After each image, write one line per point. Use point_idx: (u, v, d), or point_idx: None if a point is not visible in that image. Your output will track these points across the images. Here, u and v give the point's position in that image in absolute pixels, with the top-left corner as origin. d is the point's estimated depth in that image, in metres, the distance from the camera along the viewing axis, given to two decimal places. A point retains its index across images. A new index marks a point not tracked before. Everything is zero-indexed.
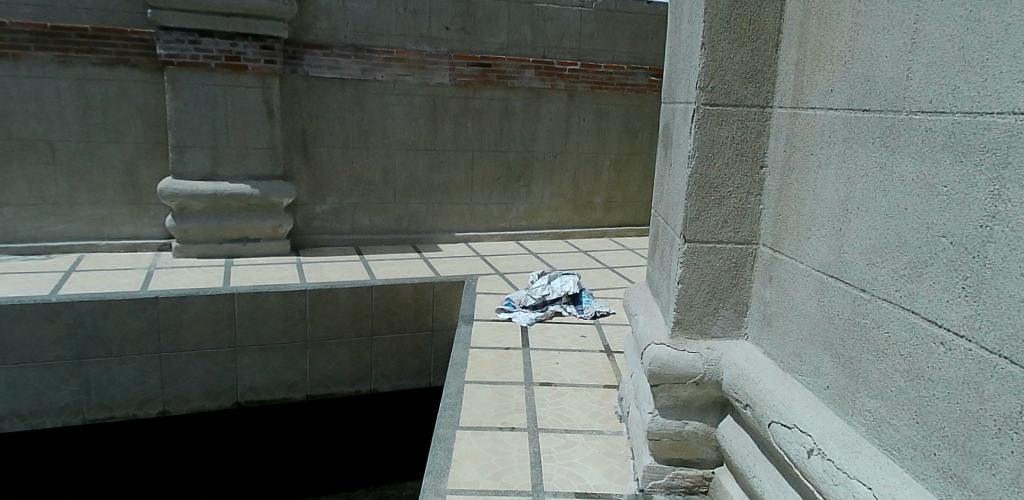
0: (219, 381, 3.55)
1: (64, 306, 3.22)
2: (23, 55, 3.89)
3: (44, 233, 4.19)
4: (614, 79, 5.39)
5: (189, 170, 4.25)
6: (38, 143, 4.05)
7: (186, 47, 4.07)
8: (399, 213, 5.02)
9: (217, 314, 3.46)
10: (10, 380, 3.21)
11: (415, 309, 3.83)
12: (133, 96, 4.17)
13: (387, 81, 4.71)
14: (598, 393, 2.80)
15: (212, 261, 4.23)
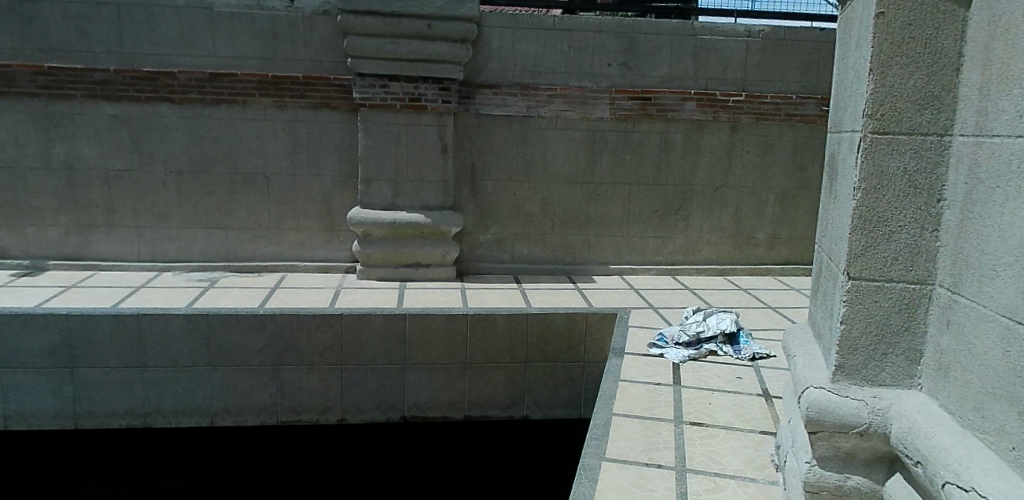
0: (389, 395, 3.78)
1: (269, 318, 3.63)
2: (250, 100, 4.60)
3: (256, 254, 4.86)
4: (781, 109, 5.13)
5: (374, 201, 4.77)
6: (258, 176, 4.74)
7: (377, 90, 4.61)
8: (556, 244, 5.17)
9: (391, 334, 3.72)
10: (225, 380, 3.64)
11: (568, 339, 3.88)
12: (332, 136, 4.75)
13: (550, 116, 4.95)
14: (753, 438, 2.66)
15: (387, 284, 4.67)
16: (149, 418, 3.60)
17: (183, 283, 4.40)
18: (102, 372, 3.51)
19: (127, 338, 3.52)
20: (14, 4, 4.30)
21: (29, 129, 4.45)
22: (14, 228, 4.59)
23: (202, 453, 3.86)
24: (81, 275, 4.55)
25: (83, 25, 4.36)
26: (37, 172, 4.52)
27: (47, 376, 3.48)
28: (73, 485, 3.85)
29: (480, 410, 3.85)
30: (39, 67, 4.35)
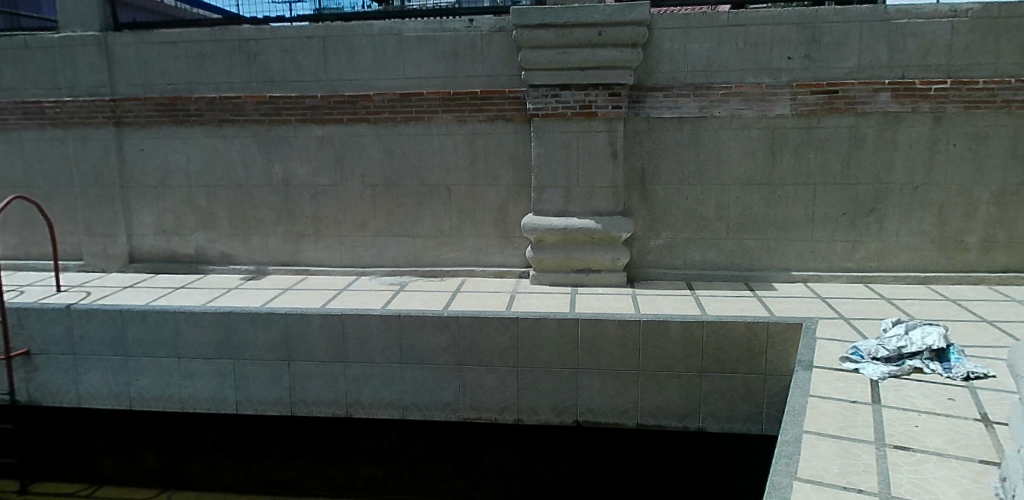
0: (563, 398, 3.84)
1: (452, 318, 3.87)
2: (434, 117, 4.92)
3: (439, 260, 5.17)
4: (996, 95, 4.51)
5: (546, 208, 4.88)
6: (441, 188, 5.04)
7: (549, 100, 4.72)
8: (731, 249, 4.91)
9: (564, 338, 3.80)
10: (415, 376, 3.93)
11: (748, 349, 3.69)
12: (507, 146, 4.92)
13: (725, 116, 4.72)
14: (971, 468, 2.36)
15: (560, 289, 4.74)
16: (351, 408, 3.99)
17: (379, 287, 4.82)
18: (315, 364, 3.98)
19: (336, 335, 3.94)
20: (244, 44, 5.01)
21: (254, 152, 5.14)
22: (242, 237, 5.28)
23: (395, 445, 4.13)
24: (296, 277, 5.16)
25: (298, 59, 4.97)
26: (261, 188, 5.19)
27: (270, 366, 4.01)
28: (288, 465, 4.26)
29: (653, 419, 3.78)
30: (263, 97, 5.04)
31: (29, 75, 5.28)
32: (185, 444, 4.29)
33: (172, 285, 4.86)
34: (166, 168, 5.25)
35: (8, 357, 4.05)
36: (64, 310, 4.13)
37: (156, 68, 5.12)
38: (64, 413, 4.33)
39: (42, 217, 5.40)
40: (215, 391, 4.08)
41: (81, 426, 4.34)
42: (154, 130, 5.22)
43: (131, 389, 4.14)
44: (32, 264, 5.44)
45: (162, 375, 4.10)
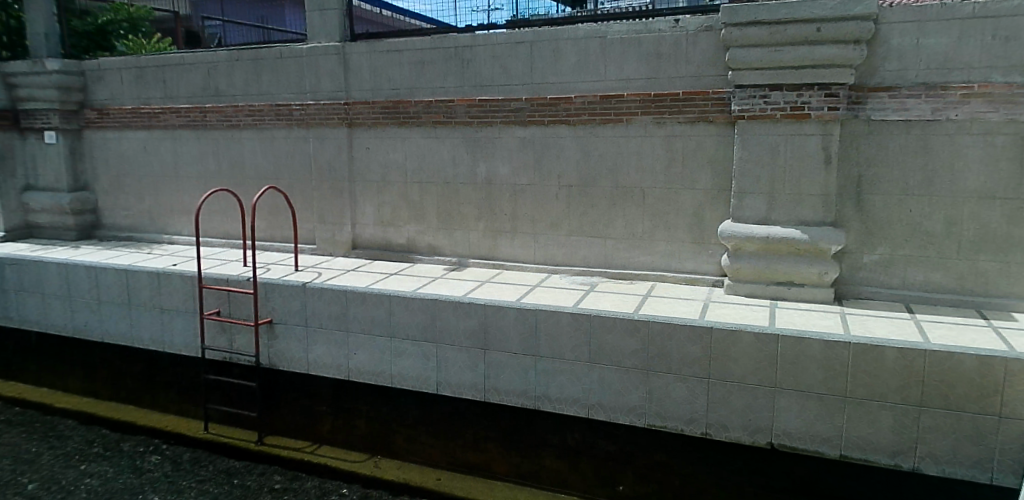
0: (756, 417, 3.64)
1: (642, 323, 3.85)
2: (634, 119, 4.89)
3: (629, 262, 5.10)
4: None
5: (747, 214, 4.58)
6: (635, 191, 4.99)
7: (756, 102, 4.43)
8: (961, 271, 4.27)
9: (762, 354, 3.59)
10: (602, 376, 3.98)
11: (979, 387, 3.22)
12: (707, 149, 4.74)
13: (963, 119, 4.13)
14: None
15: (758, 302, 4.41)
16: (539, 400, 4.15)
17: (569, 285, 4.88)
18: (507, 355, 4.20)
19: (529, 329, 4.12)
20: (459, 50, 5.36)
21: (463, 151, 5.48)
22: (449, 231, 5.65)
23: (579, 443, 4.14)
24: (493, 271, 5.40)
25: (506, 63, 5.23)
26: (467, 186, 5.52)
27: (468, 353, 4.32)
28: (479, 447, 4.43)
29: (860, 452, 3.45)
30: (473, 100, 5.35)
31: (282, 81, 6.06)
32: (391, 417, 4.66)
33: (388, 272, 5.35)
34: (387, 167, 5.79)
35: (257, 323, 4.76)
36: (301, 288, 4.79)
37: (384, 75, 5.66)
38: (294, 376, 4.95)
39: (287, 205, 6.21)
40: (420, 371, 4.48)
41: (307, 390, 4.92)
42: (378, 131, 5.76)
43: (350, 361, 4.69)
44: (275, 245, 6.30)
45: (378, 352, 4.56)
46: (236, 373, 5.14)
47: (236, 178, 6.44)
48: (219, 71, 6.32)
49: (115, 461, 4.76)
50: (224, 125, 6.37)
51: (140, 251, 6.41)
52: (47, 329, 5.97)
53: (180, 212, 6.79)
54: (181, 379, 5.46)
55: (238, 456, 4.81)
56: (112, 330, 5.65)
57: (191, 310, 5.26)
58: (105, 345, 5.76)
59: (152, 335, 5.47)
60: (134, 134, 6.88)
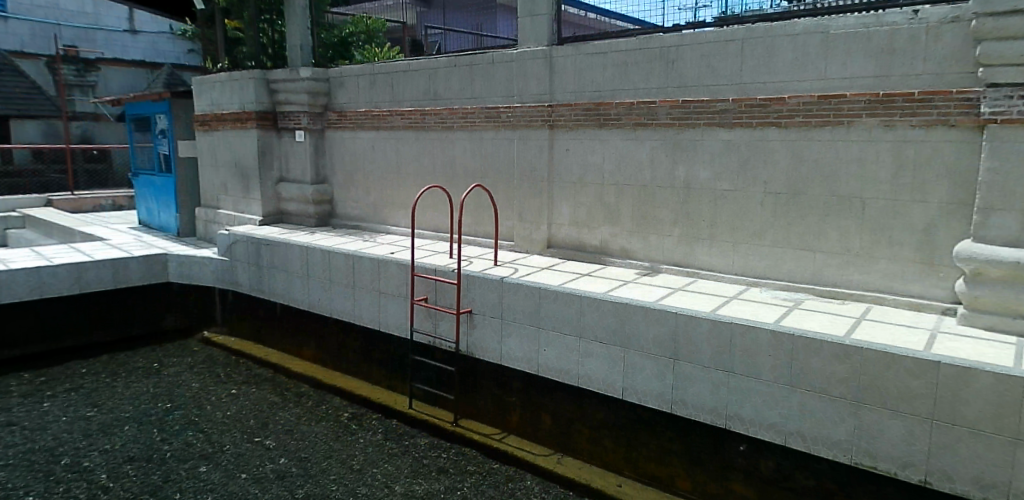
0: (992, 470, 3.19)
1: (855, 349, 3.57)
2: (856, 122, 4.47)
3: (841, 281, 4.68)
4: None
5: (992, 234, 3.93)
6: (853, 201, 4.57)
7: (1016, 102, 3.78)
8: None
9: (1004, 398, 3.14)
10: (804, 402, 3.78)
11: None
12: (947, 157, 4.18)
13: None
14: None
15: (1002, 338, 3.73)
16: (731, 420, 4.09)
17: (768, 300, 4.63)
18: (698, 367, 4.23)
19: (724, 342, 4.08)
20: (665, 50, 5.36)
21: (663, 154, 5.48)
22: (644, 235, 5.70)
23: (775, 473, 3.96)
24: (687, 279, 5.34)
25: (713, 62, 5.11)
26: (665, 189, 5.52)
27: (658, 361, 4.43)
28: (663, 460, 4.53)
29: None
30: (676, 101, 5.32)
31: (492, 86, 6.60)
32: (577, 416, 5.00)
33: (579, 272, 5.68)
34: (586, 167, 6.01)
35: (458, 311, 5.48)
36: (499, 282, 5.36)
37: (589, 78, 5.87)
38: (490, 366, 5.57)
39: (490, 203, 6.85)
40: (607, 375, 4.73)
41: (498, 379, 5.52)
42: (579, 132, 6.00)
43: (544, 355, 5.12)
44: (478, 240, 6.94)
45: (567, 350, 4.95)
46: (437, 357, 5.94)
47: (448, 177, 7.15)
48: (438, 76, 7.02)
49: (340, 426, 5.73)
50: (440, 126, 7.09)
51: (363, 238, 7.45)
52: (291, 301, 7.26)
53: (399, 205, 7.66)
54: (393, 358, 6.38)
55: (440, 434, 5.54)
56: (340, 307, 6.72)
57: (404, 295, 6.11)
58: (336, 319, 6.84)
59: (372, 314, 6.43)
60: (366, 134, 7.85)
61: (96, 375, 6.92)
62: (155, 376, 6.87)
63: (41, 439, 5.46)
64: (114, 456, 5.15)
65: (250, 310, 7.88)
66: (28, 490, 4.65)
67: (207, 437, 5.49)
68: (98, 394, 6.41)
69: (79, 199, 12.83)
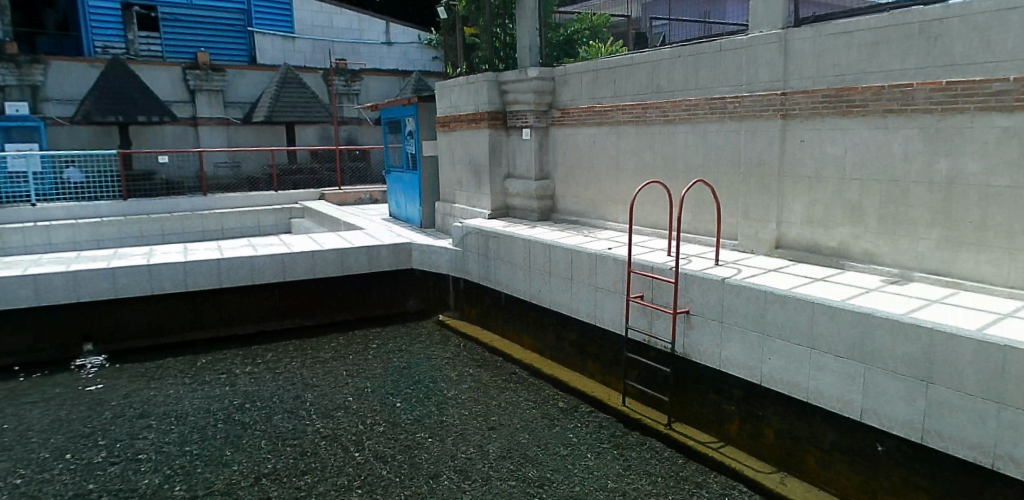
0: None
1: None
2: None
3: None
4: None
5: None
6: None
7: None
8: None
9: None
10: None
11: None
12: None
13: None
14: None
15: None
16: (1002, 460, 3.45)
17: None
18: (959, 395, 3.61)
19: (993, 368, 3.46)
20: (926, 25, 4.63)
21: (919, 144, 4.76)
22: (892, 237, 5.03)
23: None
24: (948, 290, 4.59)
25: (991, 36, 4.32)
26: (921, 185, 4.80)
27: (905, 382, 3.87)
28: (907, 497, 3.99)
29: None
30: (939, 83, 4.59)
31: (719, 74, 6.27)
32: (802, 434, 4.61)
33: (813, 275, 5.15)
34: (824, 160, 5.42)
35: (675, 311, 5.34)
36: (719, 282, 5.11)
37: (829, 60, 5.28)
38: (706, 370, 5.36)
39: (712, 199, 6.53)
40: (842, 392, 4.25)
41: (714, 385, 5.31)
42: (818, 121, 5.42)
43: (765, 366, 4.80)
44: (697, 237, 6.70)
45: (794, 360, 4.56)
46: (652, 356, 5.89)
47: (668, 171, 7.01)
48: (662, 68, 6.88)
49: (554, 415, 6.01)
50: (662, 120, 6.96)
51: (581, 232, 7.63)
52: (513, 291, 7.74)
53: (617, 201, 7.71)
54: (607, 354, 6.49)
55: (651, 433, 5.53)
56: (559, 299, 6.96)
57: (620, 292, 6.13)
58: (554, 311, 7.13)
59: (588, 309, 6.56)
60: (588, 130, 8.01)
61: (355, 346, 8.12)
62: (402, 352, 7.83)
63: (317, 394, 6.57)
64: (369, 415, 6.04)
65: (478, 297, 8.58)
66: (307, 435, 5.65)
67: (440, 411, 6.12)
68: (357, 363, 7.49)
69: (345, 193, 15.10)
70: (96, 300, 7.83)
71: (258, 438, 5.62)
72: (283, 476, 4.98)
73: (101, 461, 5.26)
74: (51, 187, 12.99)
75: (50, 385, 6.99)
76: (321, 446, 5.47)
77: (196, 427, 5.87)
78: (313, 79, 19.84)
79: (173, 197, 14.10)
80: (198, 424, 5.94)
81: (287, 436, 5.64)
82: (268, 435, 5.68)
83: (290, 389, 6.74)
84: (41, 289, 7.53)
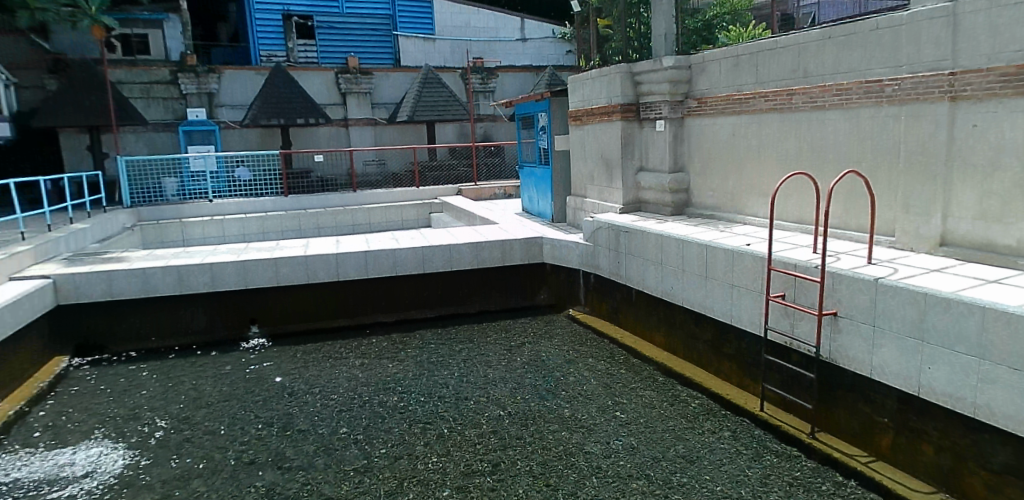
0: None
1: None
2: None
3: None
4: None
5: None
6: None
7: None
8: None
9: None
10: None
11: None
12: None
13: None
14: None
15: None
16: None
17: None
18: None
19: None
20: None
21: None
22: None
23: None
24: None
25: None
26: None
27: None
28: None
29: None
30: None
31: (876, 55, 5.74)
32: (970, 454, 4.15)
33: (987, 277, 4.58)
34: (1003, 147, 4.80)
35: (820, 312, 4.98)
36: (872, 283, 4.70)
37: (1006, 35, 4.68)
38: (855, 378, 4.97)
39: (866, 192, 6.01)
40: (1019, 409, 3.79)
41: (864, 394, 4.91)
42: (993, 103, 4.82)
43: (923, 376, 4.37)
44: (848, 234, 6.19)
45: (961, 371, 4.11)
46: (793, 359, 5.56)
47: (815, 162, 6.54)
48: (810, 51, 6.42)
49: (686, 415, 5.89)
50: (809, 106, 6.50)
51: (717, 228, 7.34)
52: (643, 287, 7.65)
53: (757, 194, 7.33)
54: (743, 354, 6.22)
55: (791, 442, 5.21)
56: (691, 296, 6.78)
57: (759, 291, 5.83)
58: (686, 308, 6.95)
59: (723, 307, 6.32)
60: (726, 120, 7.67)
61: (488, 337, 8.46)
62: (531, 344, 8.04)
63: (452, 381, 6.95)
64: (500, 405, 6.28)
65: (608, 292, 8.56)
66: (443, 420, 6.01)
67: (568, 404, 6.22)
68: (489, 353, 7.80)
69: (480, 189, 15.71)
70: (264, 287, 8.82)
71: (401, 419, 6.07)
72: (422, 456, 5.35)
73: (270, 430, 5.96)
74: (224, 184, 14.65)
75: (229, 360, 8.00)
76: (456, 429, 5.80)
77: (348, 405, 6.45)
78: (452, 79, 20.73)
79: (327, 193, 15.46)
80: (348, 403, 6.53)
81: (427, 419, 6.04)
82: (408, 417, 6.13)
83: (428, 375, 7.19)
84: (222, 276, 8.62)
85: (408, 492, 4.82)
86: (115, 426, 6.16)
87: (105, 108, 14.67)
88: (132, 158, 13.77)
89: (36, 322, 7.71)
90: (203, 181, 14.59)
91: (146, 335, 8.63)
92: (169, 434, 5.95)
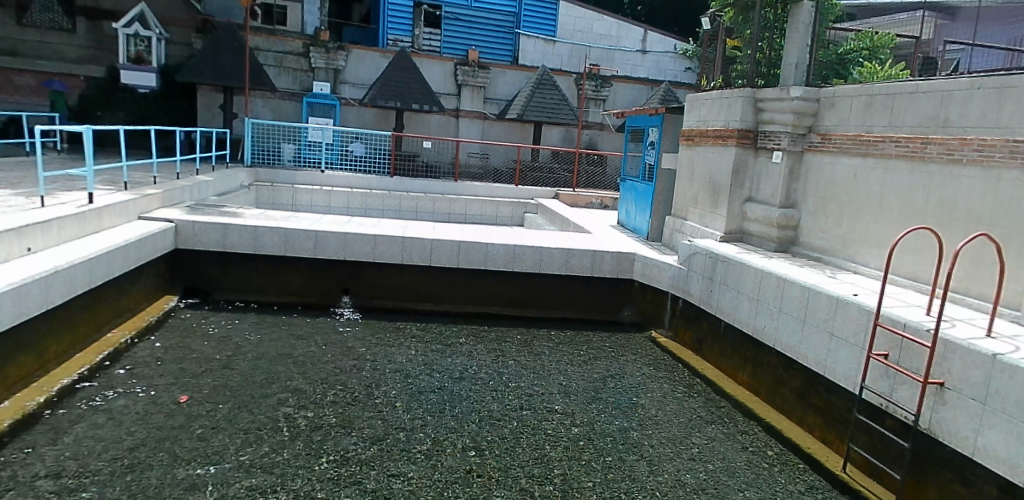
0: None
1: None
2: None
3: None
4: None
5: None
6: None
7: None
8: None
9: None
10: None
11: None
12: None
13: None
14: None
15: None
16: None
17: None
18: None
19: None
20: None
21: None
22: None
23: None
24: None
25: None
26: None
27: None
28: None
29: None
30: None
31: None
32: None
33: None
34: None
35: (925, 380, 4.67)
36: (989, 358, 4.37)
37: None
38: (953, 455, 4.64)
39: (997, 257, 5.58)
40: None
41: (964, 476, 4.57)
42: None
43: None
44: (968, 300, 5.76)
45: None
46: (887, 424, 5.24)
47: (943, 218, 6.13)
48: (953, 99, 6.00)
49: (760, 462, 5.69)
50: (944, 158, 6.09)
51: (823, 272, 7.02)
52: (734, 321, 7.45)
53: (873, 244, 6.95)
54: (831, 409, 5.93)
55: None
56: (785, 339, 6.54)
57: (860, 345, 5.54)
58: (776, 350, 6.71)
59: (818, 356, 6.05)
60: (849, 161, 7.32)
61: (564, 345, 8.51)
62: (608, 360, 8.02)
63: (523, 382, 7.09)
64: (569, 415, 6.32)
65: (694, 319, 8.40)
66: (512, 419, 6.15)
67: (638, 428, 6.17)
68: (564, 361, 7.87)
69: (577, 196, 15.78)
70: (361, 260, 9.35)
71: (471, 411, 6.27)
72: (487, 451, 5.51)
73: (348, 398, 6.36)
74: (337, 156, 15.64)
75: (322, 325, 8.59)
76: (524, 430, 5.93)
77: (422, 388, 6.74)
78: (566, 83, 20.89)
79: (430, 180, 16.07)
80: (422, 386, 6.81)
81: (495, 416, 6.20)
82: (478, 409, 6.32)
83: (499, 371, 7.38)
84: (325, 244, 9.22)
85: (471, 484, 5.00)
86: (210, 368, 6.79)
87: (241, 71, 16.02)
88: (259, 121, 14.97)
89: (156, 260, 8.60)
90: (319, 150, 15.59)
91: (250, 289, 9.40)
92: (259, 384, 6.49)
